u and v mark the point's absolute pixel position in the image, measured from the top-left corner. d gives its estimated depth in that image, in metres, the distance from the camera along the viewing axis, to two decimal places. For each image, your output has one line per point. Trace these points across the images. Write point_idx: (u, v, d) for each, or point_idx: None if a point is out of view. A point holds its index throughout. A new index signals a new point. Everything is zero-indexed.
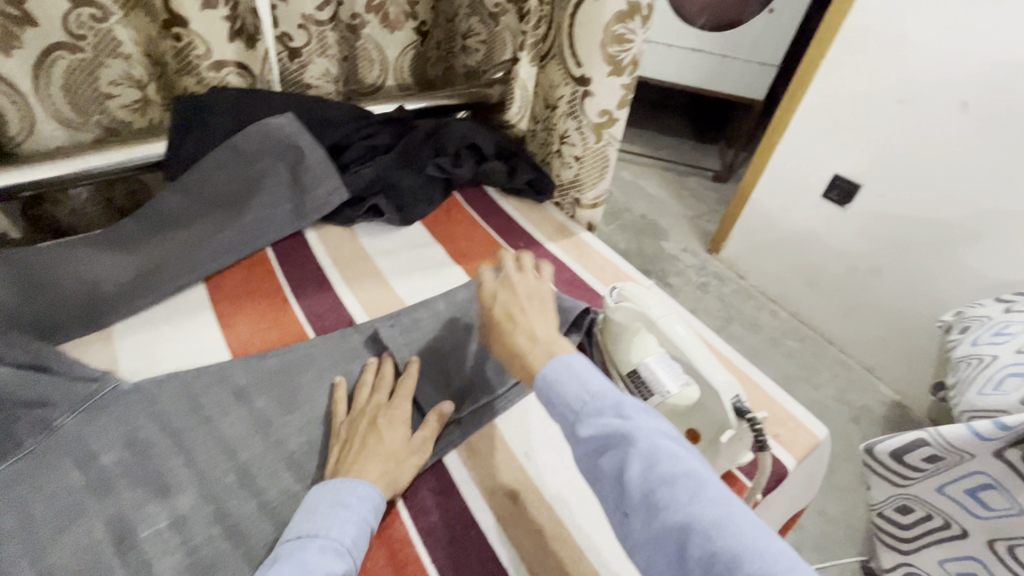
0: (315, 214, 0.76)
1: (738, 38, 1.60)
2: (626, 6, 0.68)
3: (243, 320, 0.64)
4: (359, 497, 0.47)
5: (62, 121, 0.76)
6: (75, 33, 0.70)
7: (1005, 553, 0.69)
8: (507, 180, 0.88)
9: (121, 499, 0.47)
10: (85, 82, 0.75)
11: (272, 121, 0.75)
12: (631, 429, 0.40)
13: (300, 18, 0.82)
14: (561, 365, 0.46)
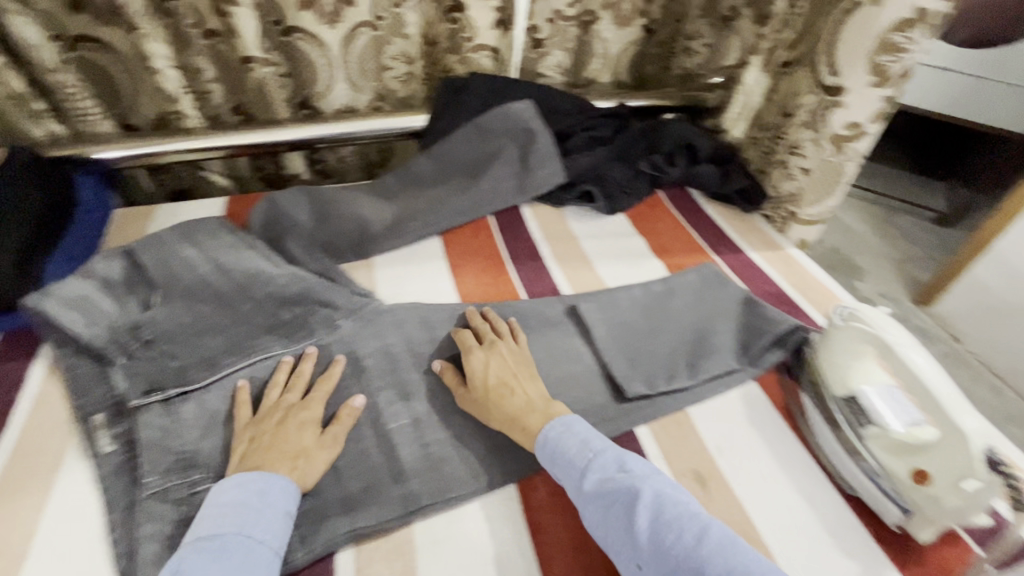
0: (534, 191, 0.84)
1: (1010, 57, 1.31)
2: (910, 13, 0.65)
3: (469, 271, 0.75)
4: (265, 490, 0.47)
5: (352, 86, 0.91)
6: (377, 15, 0.84)
7: None
8: (718, 185, 0.87)
9: (378, 392, 0.59)
10: (374, 54, 0.88)
11: (514, 106, 0.84)
12: (636, 481, 0.47)
13: (550, 14, 0.91)
14: (561, 424, 0.53)
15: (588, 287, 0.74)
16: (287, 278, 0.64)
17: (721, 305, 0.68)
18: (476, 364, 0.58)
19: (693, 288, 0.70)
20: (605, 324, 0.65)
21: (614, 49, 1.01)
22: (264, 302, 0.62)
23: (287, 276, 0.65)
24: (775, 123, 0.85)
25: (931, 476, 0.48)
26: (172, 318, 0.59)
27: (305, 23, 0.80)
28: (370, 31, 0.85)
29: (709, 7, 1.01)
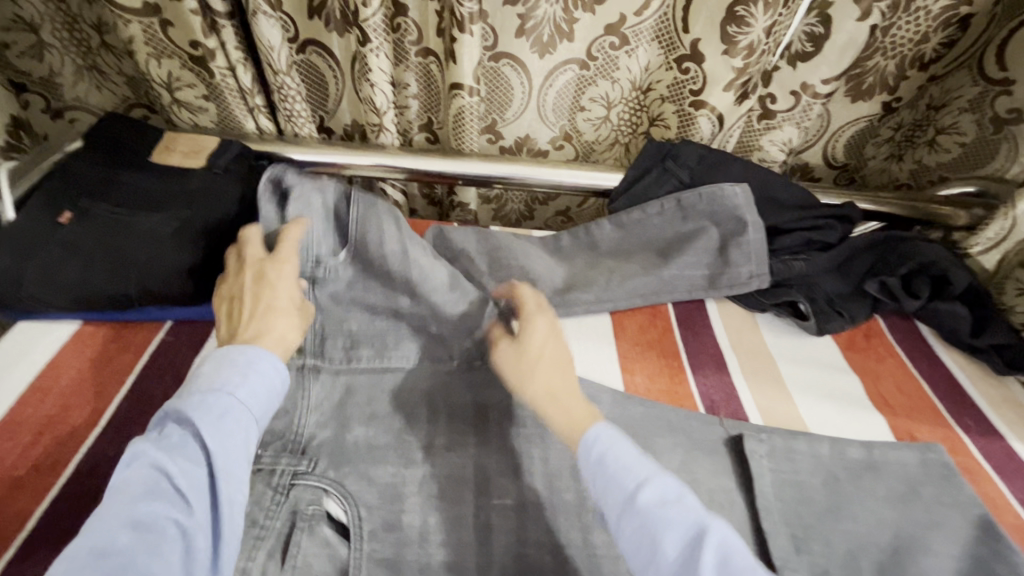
0: (728, 290, 0.71)
1: None
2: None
3: (641, 368, 0.64)
4: (246, 358, 0.46)
5: (541, 116, 0.86)
6: (592, 55, 0.79)
7: None
8: (968, 336, 0.69)
9: (525, 509, 0.49)
10: (575, 91, 0.83)
11: (729, 190, 0.72)
12: (702, 514, 0.40)
13: (800, 86, 0.78)
14: (611, 433, 0.45)
15: (784, 425, 0.60)
16: (457, 299, 0.60)
17: (976, 508, 0.51)
18: (524, 344, 0.53)
19: (905, 476, 0.54)
20: (812, 500, 0.51)
21: (835, 123, 0.89)
22: (424, 317, 0.59)
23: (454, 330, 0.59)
24: None
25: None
26: (347, 292, 0.58)
27: (517, 49, 0.78)
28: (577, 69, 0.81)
29: (980, 101, 0.80)
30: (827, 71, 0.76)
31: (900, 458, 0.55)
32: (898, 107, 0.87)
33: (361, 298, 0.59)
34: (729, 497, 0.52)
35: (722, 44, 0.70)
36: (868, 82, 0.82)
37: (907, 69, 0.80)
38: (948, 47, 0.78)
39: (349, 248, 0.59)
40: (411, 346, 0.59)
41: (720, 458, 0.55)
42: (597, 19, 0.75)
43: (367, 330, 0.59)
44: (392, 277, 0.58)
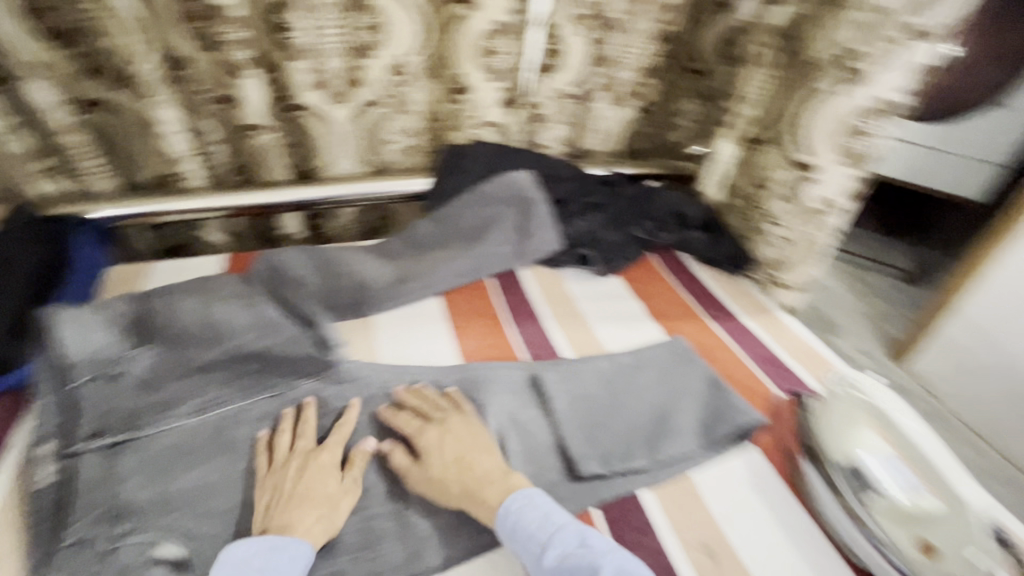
0: (532, 255, 0.87)
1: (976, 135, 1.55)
2: (872, 102, 0.71)
3: (470, 331, 0.75)
4: (286, 545, 0.49)
5: (356, 159, 0.94)
6: (383, 93, 0.88)
7: None
8: (706, 250, 0.92)
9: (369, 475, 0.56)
10: (379, 129, 0.92)
11: (513, 176, 0.87)
12: (593, 558, 0.46)
13: (553, 91, 0.97)
14: (524, 496, 0.52)
15: (590, 352, 0.74)
16: (255, 334, 0.64)
17: (705, 372, 0.69)
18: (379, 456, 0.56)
19: (660, 365, 0.70)
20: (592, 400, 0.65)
21: (611, 127, 1.07)
22: (228, 356, 0.62)
23: (282, 358, 0.64)
24: (747, 191, 0.91)
25: (938, 548, 0.49)
26: (148, 369, 0.60)
27: (312, 101, 0.85)
28: (374, 109, 0.89)
29: (694, 87, 1.06)
30: (567, 77, 0.96)
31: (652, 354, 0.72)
32: (652, 109, 1.08)
33: (166, 360, 0.61)
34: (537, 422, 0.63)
35: (481, 72, 0.90)
36: (623, 90, 1.03)
37: (644, 78, 1.02)
38: (670, 57, 1.01)
39: (150, 336, 0.62)
40: (224, 390, 0.60)
41: (531, 398, 0.65)
42: (377, 62, 0.84)
43: (171, 372, 0.60)
44: (193, 334, 0.63)
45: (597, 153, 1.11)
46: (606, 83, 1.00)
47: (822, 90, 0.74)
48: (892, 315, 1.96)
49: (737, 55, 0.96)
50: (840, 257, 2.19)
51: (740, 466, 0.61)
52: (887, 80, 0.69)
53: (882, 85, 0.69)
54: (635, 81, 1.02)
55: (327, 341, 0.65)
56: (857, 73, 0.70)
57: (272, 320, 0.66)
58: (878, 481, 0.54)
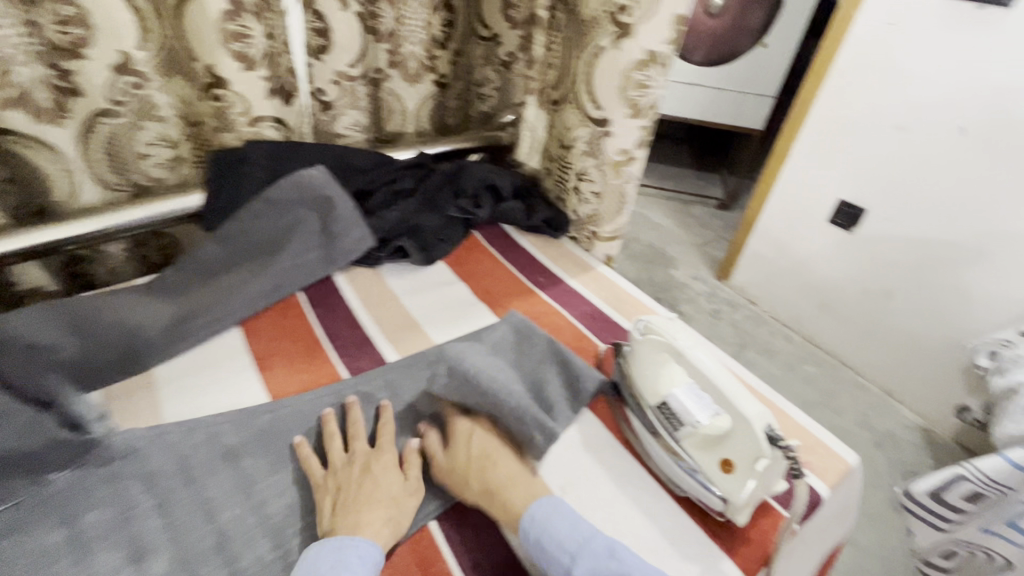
0: (343, 260, 0.80)
1: (718, 102, 2.07)
2: (643, 55, 0.73)
3: (280, 361, 0.67)
4: (360, 557, 0.46)
5: (100, 181, 0.78)
6: (116, 100, 0.73)
7: (927, 502, 0.94)
8: (525, 219, 0.92)
9: (155, 563, 0.47)
10: (123, 146, 0.77)
11: (307, 173, 0.78)
12: (631, 569, 0.45)
13: (334, 74, 0.89)
14: (547, 507, 0.50)
15: (417, 348, 0.71)
16: None
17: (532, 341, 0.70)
18: (357, 458, 0.55)
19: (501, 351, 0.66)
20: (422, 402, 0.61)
21: (411, 104, 1.03)
22: None
23: (18, 455, 0.49)
24: (559, 154, 0.92)
25: (735, 462, 0.51)
26: None
27: (14, 123, 0.67)
28: (107, 122, 0.74)
29: (489, 55, 1.05)
30: (346, 57, 0.88)
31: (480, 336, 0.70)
32: (448, 82, 1.05)
33: None
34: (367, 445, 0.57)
35: (237, 61, 0.74)
36: (412, 65, 0.98)
37: (432, 50, 0.99)
38: (450, 27, 0.98)
39: None
40: None
41: (357, 419, 0.59)
42: (94, 64, 0.69)
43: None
44: None
45: (407, 134, 1.07)
46: (393, 60, 0.95)
47: (601, 46, 0.76)
48: (710, 241, 2.27)
49: (518, 18, 0.98)
50: (667, 196, 2.48)
51: (573, 433, 0.61)
52: (651, 30, 0.71)
53: (648, 37, 0.72)
54: (424, 54, 0.98)
55: (82, 420, 0.51)
56: (624, 27, 0.72)
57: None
58: (684, 413, 0.55)
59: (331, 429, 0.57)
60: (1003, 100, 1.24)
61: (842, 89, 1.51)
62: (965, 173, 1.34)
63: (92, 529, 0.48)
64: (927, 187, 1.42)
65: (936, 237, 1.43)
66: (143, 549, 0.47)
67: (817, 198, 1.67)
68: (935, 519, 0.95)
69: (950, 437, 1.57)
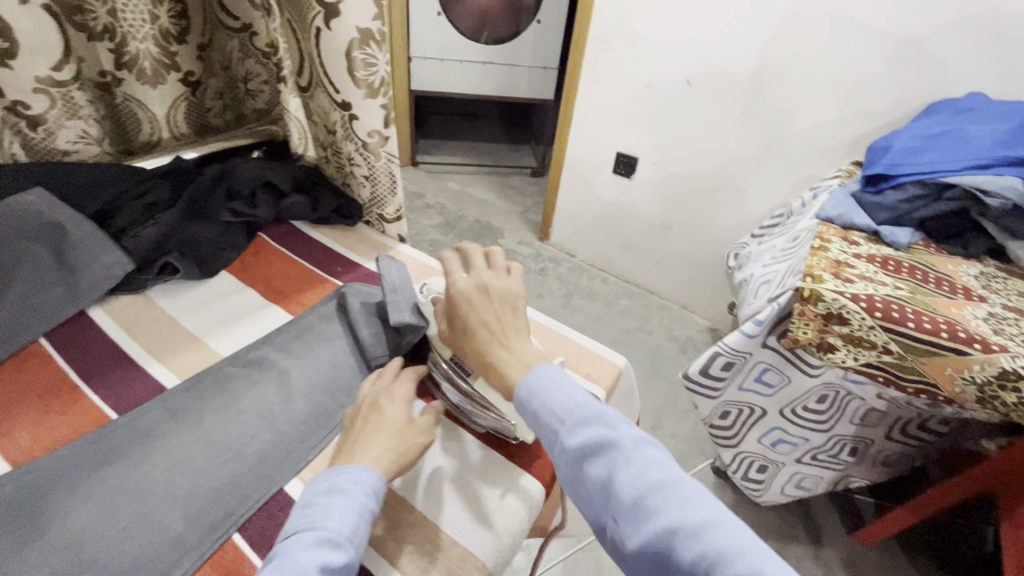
0: (94, 291, 0.69)
1: (509, 76, 2.22)
2: (357, 33, 0.72)
3: (21, 424, 0.57)
4: (355, 484, 0.49)
5: None
6: None
7: (698, 377, 1.18)
8: (313, 213, 0.90)
9: None
10: None
11: (21, 199, 0.69)
12: (620, 440, 0.47)
13: (34, 82, 0.75)
14: (547, 380, 0.52)
15: (203, 365, 0.66)
16: None
17: (330, 331, 0.70)
18: (372, 400, 0.58)
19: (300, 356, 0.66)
20: (211, 420, 0.58)
21: (160, 111, 0.93)
22: None
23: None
24: (329, 141, 0.90)
25: None
26: None
27: None
28: None
29: (246, 47, 0.96)
30: (46, 60, 0.75)
31: (274, 339, 0.68)
32: (200, 80, 0.97)
33: None
34: (149, 482, 0.52)
35: None
36: (149, 66, 0.87)
37: (168, 45, 0.88)
38: (184, 19, 0.89)
39: None
40: None
41: (133, 458, 0.54)
42: None
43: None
44: None
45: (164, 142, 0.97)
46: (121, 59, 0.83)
47: (316, 27, 0.74)
48: (530, 206, 2.45)
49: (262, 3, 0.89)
50: (483, 172, 2.60)
51: None
52: (358, 8, 0.71)
53: (355, 14, 0.71)
54: (158, 51, 0.87)
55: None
56: (328, 6, 0.71)
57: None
58: (472, 358, 0.61)
59: (373, 384, 0.60)
60: (711, 56, 1.53)
61: (600, 56, 1.72)
62: (699, 118, 1.63)
63: None
64: (676, 131, 1.70)
65: (689, 172, 1.74)
66: None
67: (601, 153, 1.89)
68: (704, 389, 1.19)
69: None
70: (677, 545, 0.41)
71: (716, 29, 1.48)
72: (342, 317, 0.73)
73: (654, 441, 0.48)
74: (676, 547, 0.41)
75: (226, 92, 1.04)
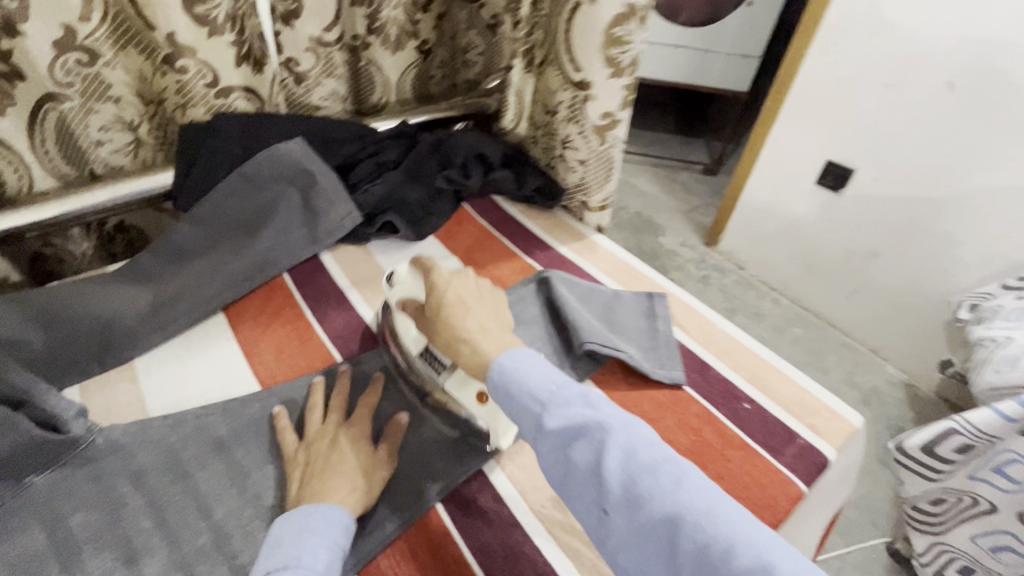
0: (329, 238, 0.76)
1: (705, 64, 2.03)
2: (622, 9, 0.67)
3: (267, 345, 0.64)
4: (328, 523, 0.44)
5: (53, 171, 0.73)
6: (61, 80, 0.67)
7: (909, 451, 0.99)
8: (516, 188, 0.88)
9: (148, 565, 0.44)
10: (75, 130, 0.72)
11: (283, 148, 0.74)
12: (604, 423, 0.41)
13: (308, 41, 0.83)
14: (521, 361, 0.47)
15: None
16: None
17: (529, 314, 0.68)
18: (319, 435, 0.52)
19: None
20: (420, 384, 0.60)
21: (393, 75, 0.97)
22: None
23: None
24: (543, 120, 0.87)
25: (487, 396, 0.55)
26: None
27: None
28: (55, 105, 0.69)
29: (474, 19, 0.98)
30: (319, 21, 0.81)
31: None
32: (431, 49, 0.99)
33: None
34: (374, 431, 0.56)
35: (200, 27, 0.68)
36: (393, 33, 0.91)
37: (414, 15, 0.92)
38: None
39: None
40: None
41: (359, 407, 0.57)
42: (37, 38, 0.63)
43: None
44: None
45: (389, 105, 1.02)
46: (372, 26, 0.88)
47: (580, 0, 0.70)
48: (697, 206, 2.26)
49: None
50: (651, 163, 2.45)
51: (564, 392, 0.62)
52: None
53: None
54: (404, 19, 0.91)
55: (59, 419, 0.48)
56: None
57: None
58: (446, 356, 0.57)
59: (314, 413, 0.54)
60: (996, 55, 1.22)
61: (834, 45, 1.45)
62: (957, 132, 1.32)
63: (77, 532, 0.45)
64: (917, 144, 1.40)
65: (922, 196, 1.44)
66: (136, 548, 0.45)
67: (805, 160, 1.64)
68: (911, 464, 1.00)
69: (933, 391, 1.62)
70: (682, 537, 0.36)
71: (1014, 22, 1.18)
72: (540, 300, 0.70)
73: (642, 422, 0.43)
74: (681, 537, 0.36)
75: (446, 63, 1.04)
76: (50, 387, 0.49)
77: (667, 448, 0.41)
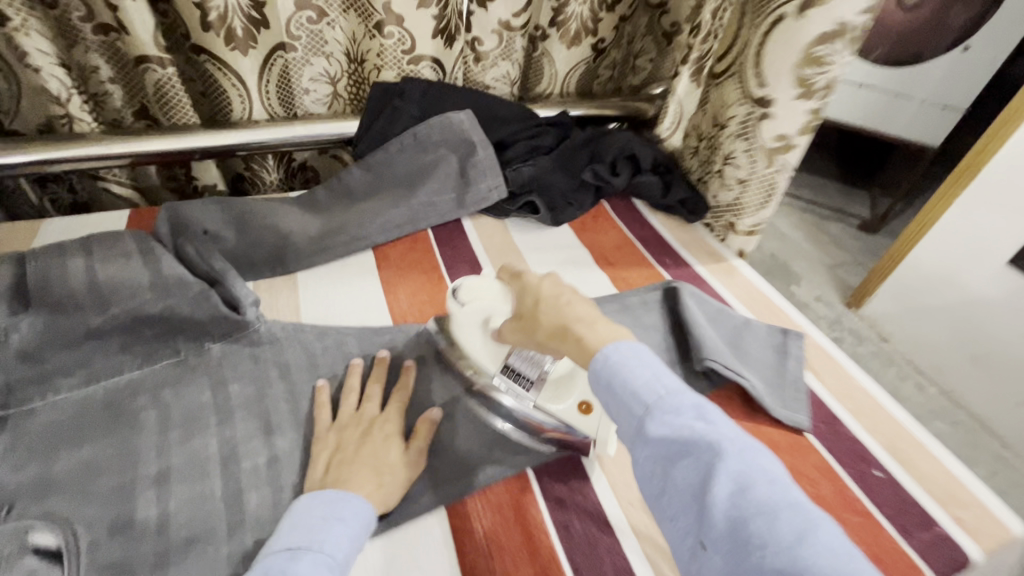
0: (474, 206, 0.80)
1: None
2: (833, 27, 0.63)
3: (403, 289, 0.70)
4: (353, 513, 0.44)
5: (267, 109, 0.85)
6: (293, 33, 0.79)
7: None
8: (661, 197, 0.87)
9: (281, 441, 0.51)
10: (292, 76, 0.83)
11: (454, 116, 0.80)
12: (717, 444, 0.35)
13: (496, 23, 0.87)
14: (630, 351, 0.42)
15: None
16: (153, 296, 0.54)
17: (652, 320, 0.66)
18: (354, 422, 0.52)
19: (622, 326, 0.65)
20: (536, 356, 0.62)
21: (561, 68, 0.99)
22: (122, 321, 0.52)
23: (184, 322, 0.55)
24: (709, 134, 0.84)
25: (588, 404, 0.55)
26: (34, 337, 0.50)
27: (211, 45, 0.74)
28: (285, 52, 0.80)
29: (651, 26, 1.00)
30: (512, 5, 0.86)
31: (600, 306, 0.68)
32: (605, 48, 0.99)
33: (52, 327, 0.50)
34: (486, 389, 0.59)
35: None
36: (574, 28, 0.93)
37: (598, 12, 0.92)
38: None
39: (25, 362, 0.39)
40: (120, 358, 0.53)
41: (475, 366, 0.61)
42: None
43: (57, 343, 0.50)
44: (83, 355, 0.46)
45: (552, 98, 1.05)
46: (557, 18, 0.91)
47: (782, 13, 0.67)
48: None
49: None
50: None
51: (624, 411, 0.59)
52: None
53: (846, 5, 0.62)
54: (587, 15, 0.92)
55: (238, 301, 0.57)
56: None
57: (176, 278, 0.56)
58: (532, 367, 0.57)
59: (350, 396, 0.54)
60: None
61: None
62: None
63: (233, 398, 0.53)
64: None
65: None
66: (273, 425, 0.52)
67: None
68: None
69: None
70: None
71: None
72: (664, 308, 0.68)
73: (767, 452, 0.36)
74: None
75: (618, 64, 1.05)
76: (236, 274, 0.59)
77: (797, 493, 0.33)
